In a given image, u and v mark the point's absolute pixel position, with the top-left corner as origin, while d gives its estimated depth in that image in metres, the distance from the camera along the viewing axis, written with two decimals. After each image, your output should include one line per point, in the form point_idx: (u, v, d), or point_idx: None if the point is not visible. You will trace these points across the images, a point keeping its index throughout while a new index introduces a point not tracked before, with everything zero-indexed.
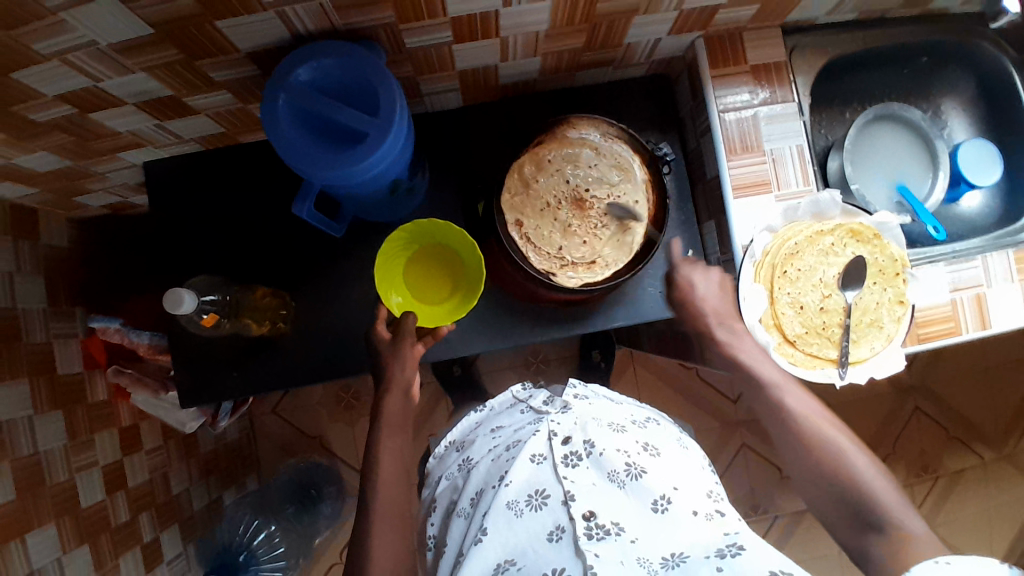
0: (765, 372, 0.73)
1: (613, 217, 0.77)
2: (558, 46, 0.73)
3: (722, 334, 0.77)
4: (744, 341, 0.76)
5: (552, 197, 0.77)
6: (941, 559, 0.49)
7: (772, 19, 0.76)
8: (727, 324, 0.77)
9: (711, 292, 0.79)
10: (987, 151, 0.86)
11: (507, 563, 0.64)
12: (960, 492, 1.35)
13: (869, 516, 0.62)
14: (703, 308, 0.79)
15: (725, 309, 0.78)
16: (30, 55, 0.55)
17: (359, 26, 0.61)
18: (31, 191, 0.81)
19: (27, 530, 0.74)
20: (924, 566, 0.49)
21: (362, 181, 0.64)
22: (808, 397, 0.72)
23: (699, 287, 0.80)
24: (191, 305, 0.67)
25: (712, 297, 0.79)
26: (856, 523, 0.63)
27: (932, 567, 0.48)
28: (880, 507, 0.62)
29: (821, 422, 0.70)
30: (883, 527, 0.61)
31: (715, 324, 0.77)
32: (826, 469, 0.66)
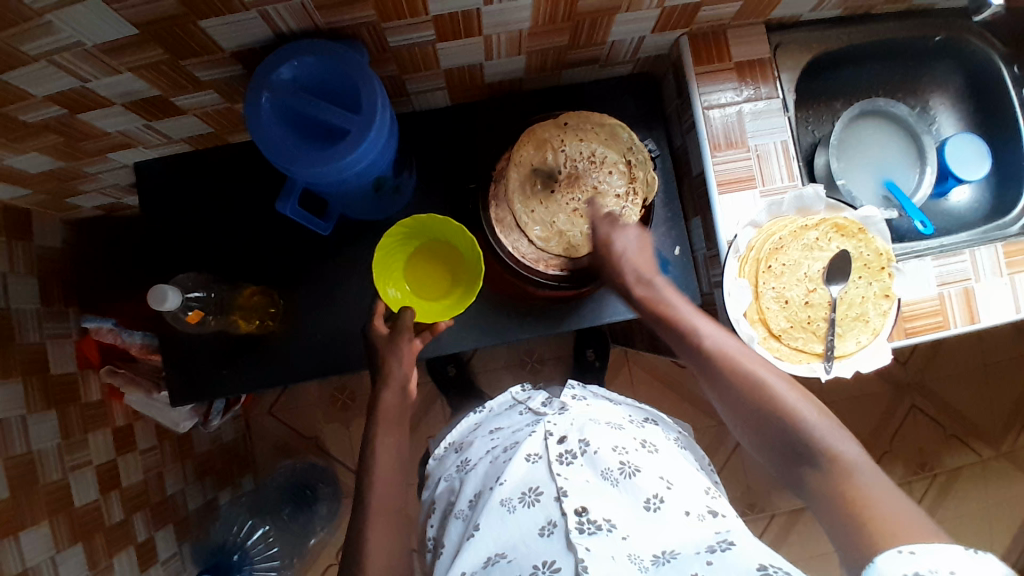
0: (688, 320, 0.67)
1: (586, 154, 0.79)
2: (542, 44, 0.73)
3: (643, 291, 0.70)
4: (664, 295, 0.69)
5: (556, 198, 0.79)
6: (904, 547, 0.47)
7: (755, 16, 0.76)
8: (646, 278, 0.71)
9: (632, 245, 0.72)
10: (975, 144, 0.86)
11: (498, 556, 0.64)
12: (959, 488, 1.34)
13: (802, 446, 0.58)
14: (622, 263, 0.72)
15: (642, 263, 0.71)
16: (18, 57, 0.56)
17: (341, 25, 0.62)
18: (24, 192, 0.82)
19: (20, 529, 0.74)
20: (885, 556, 0.47)
21: (365, 166, 0.65)
22: (727, 334, 0.66)
23: (619, 242, 0.72)
24: (176, 302, 0.68)
25: (633, 252, 0.72)
26: (789, 455, 0.59)
27: (897, 557, 0.46)
28: (810, 436, 0.57)
29: (745, 359, 0.63)
30: (814, 458, 0.57)
31: (633, 282, 0.71)
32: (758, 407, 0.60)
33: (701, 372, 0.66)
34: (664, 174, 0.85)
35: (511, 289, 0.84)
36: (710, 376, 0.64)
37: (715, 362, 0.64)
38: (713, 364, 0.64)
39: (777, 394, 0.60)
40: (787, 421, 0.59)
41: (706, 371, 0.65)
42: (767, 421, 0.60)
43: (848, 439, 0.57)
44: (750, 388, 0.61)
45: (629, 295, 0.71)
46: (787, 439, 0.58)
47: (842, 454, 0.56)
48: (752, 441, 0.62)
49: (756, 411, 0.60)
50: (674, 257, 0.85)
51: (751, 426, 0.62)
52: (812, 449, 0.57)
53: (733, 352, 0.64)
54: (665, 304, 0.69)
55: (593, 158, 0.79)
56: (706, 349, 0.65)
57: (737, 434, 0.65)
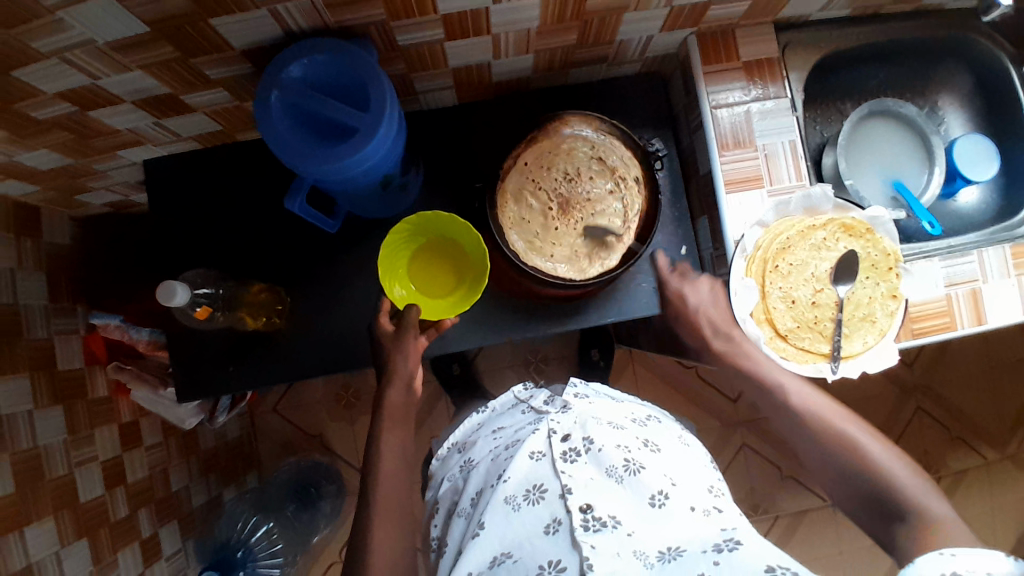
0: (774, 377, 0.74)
1: (561, 175, 0.78)
2: (550, 43, 0.73)
3: (723, 344, 0.79)
4: (746, 348, 0.77)
5: (559, 223, 0.78)
6: (945, 550, 0.51)
7: (764, 16, 0.76)
8: (725, 332, 0.79)
9: (706, 299, 0.81)
10: (982, 146, 0.85)
11: (503, 556, 0.64)
12: (964, 491, 1.33)
13: (891, 501, 0.61)
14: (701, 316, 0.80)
15: (718, 316, 0.80)
16: (29, 54, 0.56)
17: (351, 23, 0.62)
18: (33, 188, 0.82)
19: (26, 523, 0.75)
20: (925, 559, 0.51)
21: (377, 162, 0.65)
22: (820, 396, 0.72)
23: (691, 295, 0.82)
24: (185, 298, 0.68)
25: (709, 305, 0.81)
26: (880, 511, 0.62)
27: (937, 559, 0.50)
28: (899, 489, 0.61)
29: (839, 418, 0.69)
30: (902, 511, 0.60)
31: (711, 334, 0.80)
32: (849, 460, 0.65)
33: (795, 435, 0.71)
34: (670, 174, 0.85)
35: (517, 288, 0.84)
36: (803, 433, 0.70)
37: (812, 421, 0.69)
38: (809, 426, 0.69)
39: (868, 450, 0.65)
40: (878, 475, 0.63)
41: (804, 435, 0.70)
42: (859, 481, 0.64)
43: (937, 497, 0.59)
44: (843, 443, 0.66)
45: (709, 346, 0.80)
46: (876, 494, 0.63)
47: (930, 508, 0.58)
48: (849, 506, 0.65)
49: (845, 465, 0.65)
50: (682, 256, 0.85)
51: (845, 489, 0.65)
52: (902, 504, 0.60)
53: (829, 415, 0.69)
54: (749, 361, 0.76)
55: (570, 174, 0.79)
56: (800, 408, 0.71)
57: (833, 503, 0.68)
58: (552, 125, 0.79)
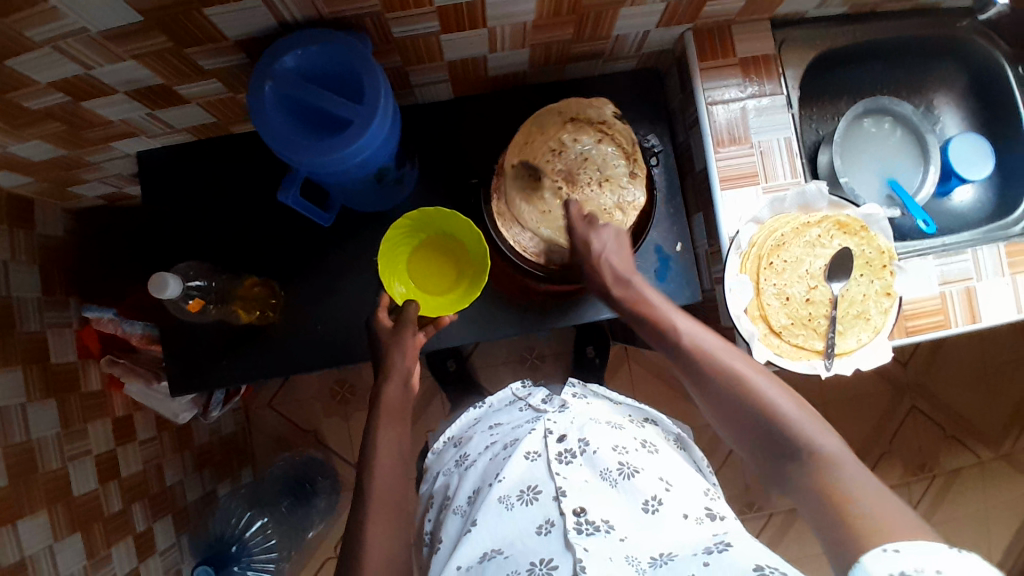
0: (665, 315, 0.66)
1: (549, 162, 0.75)
2: (546, 38, 0.73)
3: (622, 292, 0.70)
4: (644, 293, 0.69)
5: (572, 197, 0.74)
6: (888, 545, 0.45)
7: (759, 13, 0.76)
8: (625, 280, 0.70)
9: (611, 247, 0.71)
10: (978, 144, 0.86)
11: (494, 552, 0.64)
12: (957, 489, 1.34)
13: (784, 442, 0.56)
14: (602, 265, 0.71)
15: (620, 262, 0.71)
16: (23, 42, 0.55)
17: (345, 14, 0.62)
18: (27, 180, 0.82)
19: (19, 516, 0.74)
20: (871, 556, 0.45)
21: (376, 147, 0.64)
22: (709, 332, 0.65)
23: (596, 243, 0.71)
24: (177, 290, 0.67)
25: (613, 253, 0.71)
26: (773, 452, 0.57)
27: (882, 557, 0.44)
28: (793, 429, 0.56)
29: (726, 354, 0.62)
30: (795, 452, 0.55)
31: (613, 281, 0.70)
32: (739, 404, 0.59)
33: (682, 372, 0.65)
34: (666, 170, 0.85)
35: (512, 284, 0.84)
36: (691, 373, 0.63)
37: (696, 361, 0.62)
38: (693, 362, 0.63)
39: (758, 389, 0.59)
40: (769, 417, 0.57)
41: (690, 375, 0.63)
42: (756, 422, 0.58)
43: (830, 435, 0.55)
44: (729, 383, 0.60)
45: (610, 295, 0.71)
46: (767, 433, 0.57)
47: (824, 448, 0.54)
48: (739, 442, 0.60)
49: (738, 406, 0.59)
50: (676, 253, 0.85)
51: (735, 427, 0.60)
52: (795, 445, 0.55)
53: (714, 350, 0.62)
54: (645, 304, 0.68)
55: (557, 154, 0.75)
56: (684, 346, 0.64)
57: (723, 437, 0.63)
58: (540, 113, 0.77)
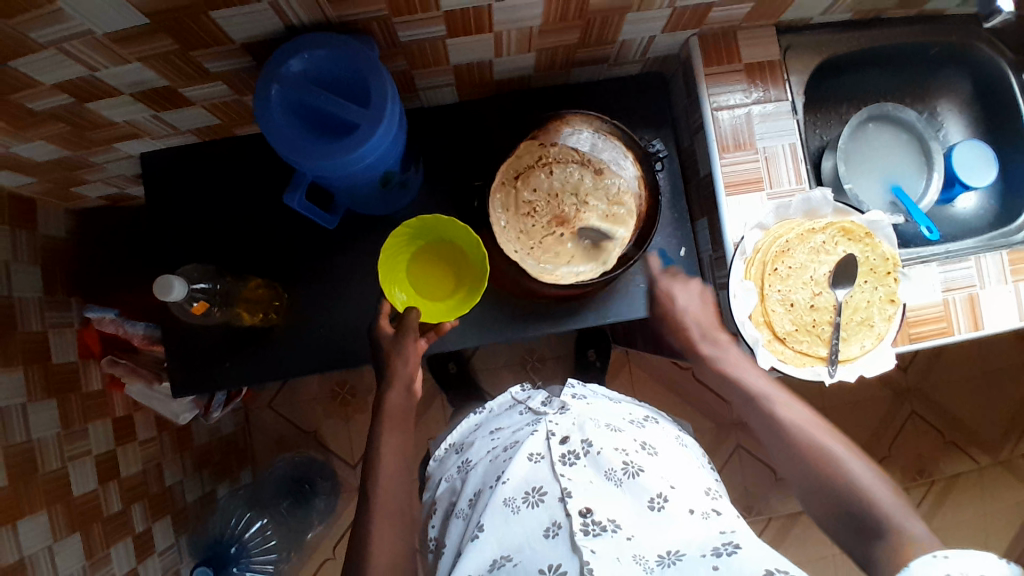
0: (758, 387, 0.74)
1: (540, 204, 0.79)
2: (552, 42, 0.73)
3: (708, 346, 0.79)
4: (730, 357, 0.78)
5: (571, 225, 0.79)
6: (939, 552, 0.51)
7: (765, 19, 0.76)
8: (711, 337, 0.80)
9: (693, 300, 0.82)
10: (982, 151, 0.86)
11: (503, 559, 0.64)
12: (956, 494, 1.34)
13: (870, 521, 0.60)
14: (688, 319, 0.81)
15: (706, 321, 0.80)
16: (27, 43, 0.55)
17: (352, 18, 0.62)
18: (29, 180, 0.82)
19: (18, 517, 0.74)
20: (919, 562, 0.51)
21: (382, 154, 0.65)
22: (802, 408, 0.72)
23: (685, 302, 0.82)
24: (181, 292, 0.67)
25: (698, 311, 0.81)
26: (857, 529, 0.61)
27: (930, 562, 0.50)
28: (877, 507, 0.60)
29: (816, 429, 0.69)
30: (879, 529, 0.59)
31: (700, 339, 0.80)
32: (824, 478, 0.65)
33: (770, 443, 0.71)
34: (670, 175, 0.86)
35: (514, 287, 0.84)
36: (782, 446, 0.70)
37: (786, 434, 0.69)
38: (786, 437, 0.69)
39: (845, 466, 0.64)
40: (857, 495, 0.62)
41: (778, 446, 0.70)
42: (839, 496, 0.63)
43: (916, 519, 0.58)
44: (819, 458, 0.66)
45: (695, 349, 0.80)
46: (851, 510, 0.62)
47: (904, 528, 0.58)
48: (825, 524, 0.64)
49: (824, 479, 0.65)
50: (680, 258, 0.85)
51: (817, 504, 0.65)
52: (880, 522, 0.59)
53: (807, 427, 0.69)
54: (731, 367, 0.76)
55: (541, 195, 0.78)
56: (779, 418, 0.71)
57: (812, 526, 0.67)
58: (493, 188, 0.79)
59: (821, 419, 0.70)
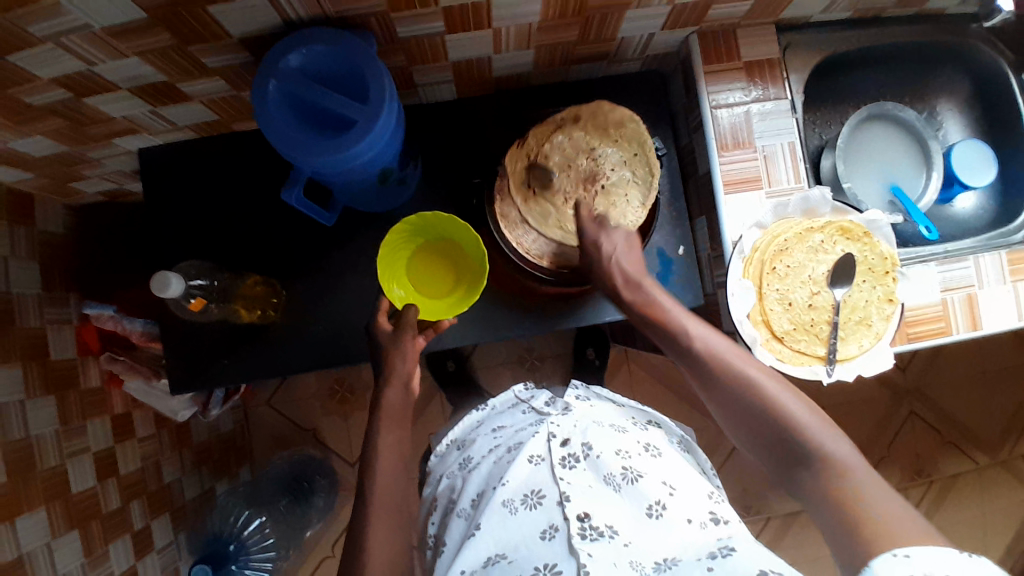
0: (681, 321, 0.66)
1: (564, 202, 0.72)
2: (552, 39, 0.73)
3: (632, 295, 0.70)
4: (655, 295, 0.69)
5: (589, 181, 0.72)
6: (898, 549, 0.47)
7: (765, 17, 0.76)
8: (637, 284, 0.70)
9: (621, 249, 0.70)
10: (982, 151, 0.85)
11: (498, 556, 0.64)
12: (955, 494, 1.34)
13: (799, 452, 0.58)
14: (613, 265, 0.70)
15: (632, 266, 0.71)
16: (25, 37, 0.55)
17: (350, 13, 0.61)
18: (28, 175, 0.81)
19: (17, 514, 0.74)
20: (880, 561, 0.47)
21: (381, 147, 0.65)
22: (724, 337, 0.66)
23: (609, 244, 0.70)
24: (179, 289, 0.67)
25: (624, 253, 0.71)
26: (785, 458, 0.59)
27: (891, 561, 0.47)
28: (808, 438, 0.57)
29: (739, 360, 0.63)
30: (810, 460, 0.57)
31: (623, 285, 0.70)
32: (756, 413, 0.60)
33: (694, 376, 0.65)
34: (669, 172, 0.85)
35: (513, 284, 0.84)
36: (706, 381, 0.64)
37: (710, 365, 0.63)
38: (710, 371, 0.63)
39: (776, 400, 0.60)
40: (788, 428, 0.59)
41: (701, 378, 0.64)
42: (772, 430, 0.59)
43: (845, 444, 0.57)
44: (745, 390, 0.61)
45: (619, 300, 0.71)
46: (781, 441, 0.59)
47: (837, 457, 0.56)
48: (750, 447, 0.62)
49: (756, 413, 0.60)
50: (678, 256, 0.85)
51: (746, 432, 0.62)
52: (809, 452, 0.57)
53: (729, 357, 0.63)
54: (660, 310, 0.68)
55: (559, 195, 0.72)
56: (703, 354, 0.64)
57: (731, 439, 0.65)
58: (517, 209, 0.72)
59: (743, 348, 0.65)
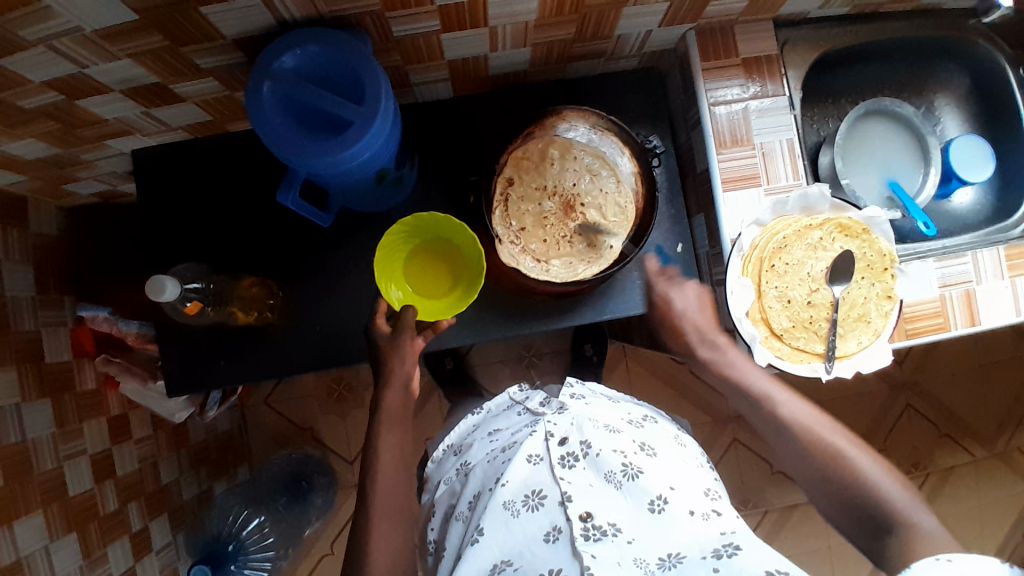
0: (760, 386, 0.75)
1: (585, 229, 0.78)
2: (548, 37, 0.72)
3: (709, 353, 0.78)
4: (729, 356, 0.78)
5: (564, 200, 0.78)
6: (943, 555, 0.54)
7: (762, 13, 0.76)
8: (708, 339, 0.79)
9: (692, 304, 0.81)
10: (979, 145, 0.85)
11: (503, 563, 0.64)
12: (951, 486, 1.35)
13: (880, 518, 0.63)
14: (685, 321, 0.80)
15: (703, 321, 0.80)
16: (15, 41, 0.54)
17: (344, 13, 0.61)
18: (20, 178, 0.81)
19: (14, 518, 0.74)
20: (922, 563, 0.54)
21: (379, 148, 0.64)
22: (809, 406, 0.74)
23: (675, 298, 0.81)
24: (174, 293, 0.67)
25: (692, 309, 0.81)
26: (867, 523, 0.64)
27: (933, 563, 0.53)
28: (889, 507, 0.63)
29: (821, 428, 0.71)
30: (892, 527, 0.62)
31: (697, 340, 0.79)
32: (835, 479, 0.67)
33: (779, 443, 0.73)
34: (668, 171, 0.85)
35: (507, 282, 0.83)
36: (790, 446, 0.71)
37: (792, 430, 0.71)
38: (790, 434, 0.72)
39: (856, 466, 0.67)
40: (868, 493, 0.65)
41: (784, 443, 0.72)
42: (851, 495, 0.66)
43: (925, 512, 0.61)
44: (824, 455, 0.68)
45: (695, 355, 0.79)
46: (862, 508, 0.65)
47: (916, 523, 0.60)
48: (832, 514, 0.67)
49: (834, 479, 0.67)
50: (676, 254, 0.85)
51: (829, 500, 0.67)
52: (889, 517, 0.62)
53: (811, 424, 0.71)
54: (730, 369, 0.77)
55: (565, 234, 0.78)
56: (783, 418, 0.72)
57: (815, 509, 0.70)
58: (545, 252, 0.78)
59: (828, 418, 0.72)
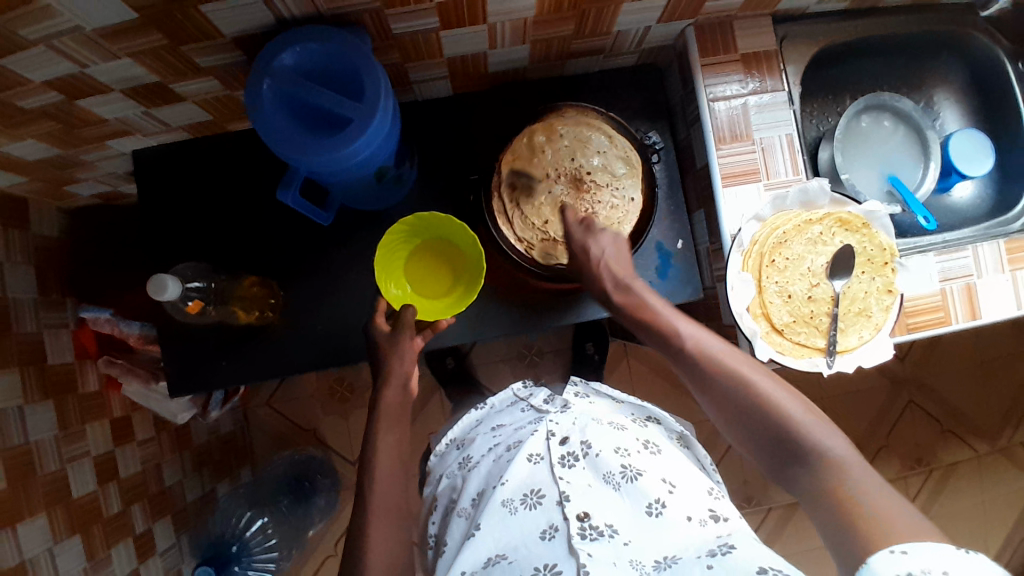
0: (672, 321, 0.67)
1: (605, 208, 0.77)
2: (547, 33, 0.73)
3: (622, 298, 0.70)
4: (645, 298, 0.70)
5: (569, 181, 0.77)
6: (895, 547, 0.47)
7: (761, 8, 0.76)
8: (625, 284, 0.70)
9: (609, 252, 0.71)
10: (979, 139, 0.85)
11: (498, 557, 0.64)
12: (955, 482, 1.34)
13: (793, 448, 0.58)
14: (602, 268, 0.71)
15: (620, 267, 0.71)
16: (15, 40, 0.54)
17: (343, 11, 0.61)
18: (22, 179, 0.81)
19: (17, 520, 0.74)
20: (877, 558, 0.46)
21: (379, 143, 0.64)
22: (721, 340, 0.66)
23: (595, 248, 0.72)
24: (176, 291, 0.67)
25: (612, 255, 0.72)
26: (781, 455, 0.59)
27: (888, 558, 0.46)
28: (802, 436, 0.58)
29: (734, 360, 0.64)
30: (805, 456, 0.57)
31: (612, 287, 0.71)
32: (749, 412, 0.61)
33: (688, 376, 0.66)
34: (666, 168, 0.85)
35: (506, 280, 0.84)
36: (701, 378, 0.64)
37: (703, 364, 0.64)
38: (704, 370, 0.64)
39: (766, 395, 0.61)
40: (780, 425, 0.59)
41: (693, 375, 0.65)
42: (767, 428, 0.60)
43: (836, 436, 0.57)
44: (735, 387, 0.62)
45: (611, 302, 0.71)
46: (778, 440, 0.59)
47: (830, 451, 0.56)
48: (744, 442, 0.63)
49: (749, 412, 0.61)
50: (676, 251, 0.85)
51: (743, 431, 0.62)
52: (803, 450, 0.57)
53: (722, 357, 0.64)
54: (649, 310, 0.69)
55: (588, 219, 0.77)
56: (694, 354, 0.65)
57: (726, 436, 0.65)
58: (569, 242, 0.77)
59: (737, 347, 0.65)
